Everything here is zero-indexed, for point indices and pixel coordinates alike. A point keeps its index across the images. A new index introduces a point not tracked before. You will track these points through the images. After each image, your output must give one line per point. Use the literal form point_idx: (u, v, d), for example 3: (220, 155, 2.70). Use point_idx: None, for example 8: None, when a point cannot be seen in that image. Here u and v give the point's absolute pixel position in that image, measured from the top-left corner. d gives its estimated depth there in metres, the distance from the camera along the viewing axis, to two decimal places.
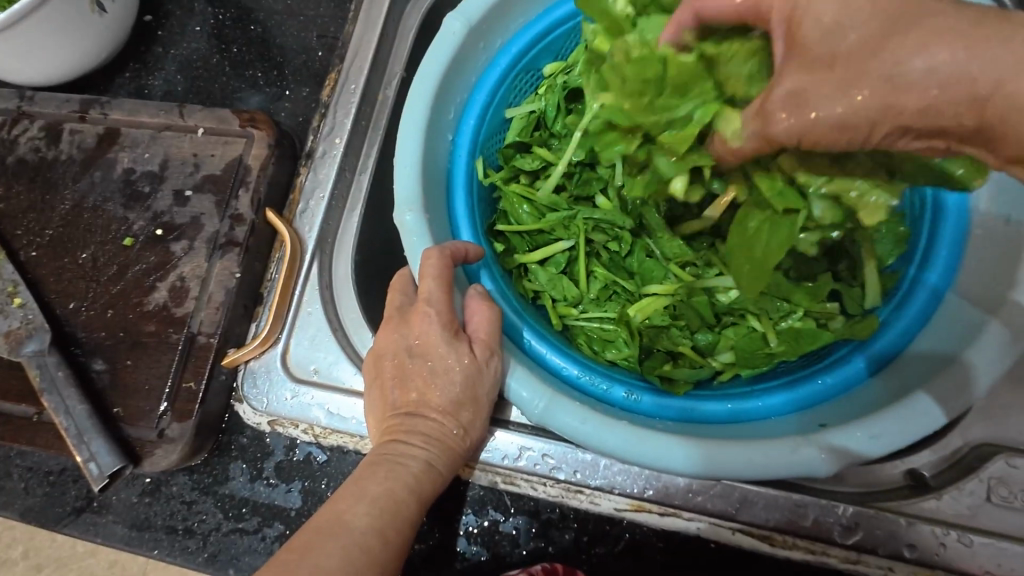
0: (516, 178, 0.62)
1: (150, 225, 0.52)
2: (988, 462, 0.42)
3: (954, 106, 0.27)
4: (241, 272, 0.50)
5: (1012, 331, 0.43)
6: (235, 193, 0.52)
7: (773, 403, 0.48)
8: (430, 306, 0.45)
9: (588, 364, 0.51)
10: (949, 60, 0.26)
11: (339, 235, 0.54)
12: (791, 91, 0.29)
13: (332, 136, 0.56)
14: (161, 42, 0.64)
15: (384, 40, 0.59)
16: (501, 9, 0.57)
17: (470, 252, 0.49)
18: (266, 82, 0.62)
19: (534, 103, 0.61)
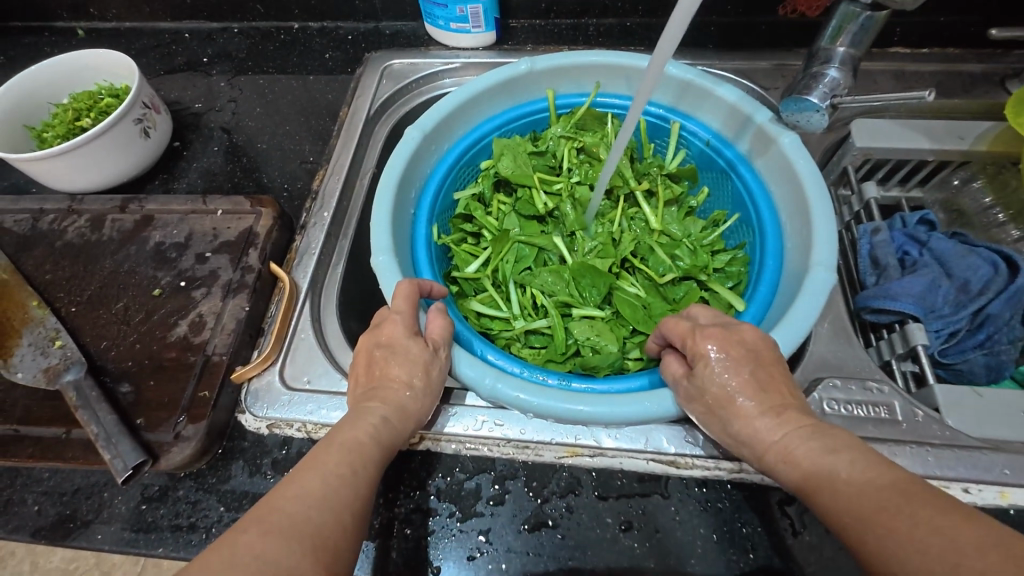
0: (463, 241, 0.82)
1: (175, 279, 0.66)
2: (817, 386, 0.58)
3: (760, 354, 0.51)
4: (250, 306, 0.64)
5: (817, 289, 0.59)
6: (246, 251, 0.68)
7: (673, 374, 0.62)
8: (398, 314, 0.59)
9: (528, 363, 0.65)
10: (750, 347, 0.51)
11: (327, 282, 0.70)
12: (728, 375, 0.49)
13: (321, 211, 0.74)
14: (185, 159, 0.84)
15: (360, 148, 0.82)
16: (446, 124, 0.80)
17: (434, 288, 0.65)
18: (268, 181, 0.81)
19: (475, 187, 0.83)
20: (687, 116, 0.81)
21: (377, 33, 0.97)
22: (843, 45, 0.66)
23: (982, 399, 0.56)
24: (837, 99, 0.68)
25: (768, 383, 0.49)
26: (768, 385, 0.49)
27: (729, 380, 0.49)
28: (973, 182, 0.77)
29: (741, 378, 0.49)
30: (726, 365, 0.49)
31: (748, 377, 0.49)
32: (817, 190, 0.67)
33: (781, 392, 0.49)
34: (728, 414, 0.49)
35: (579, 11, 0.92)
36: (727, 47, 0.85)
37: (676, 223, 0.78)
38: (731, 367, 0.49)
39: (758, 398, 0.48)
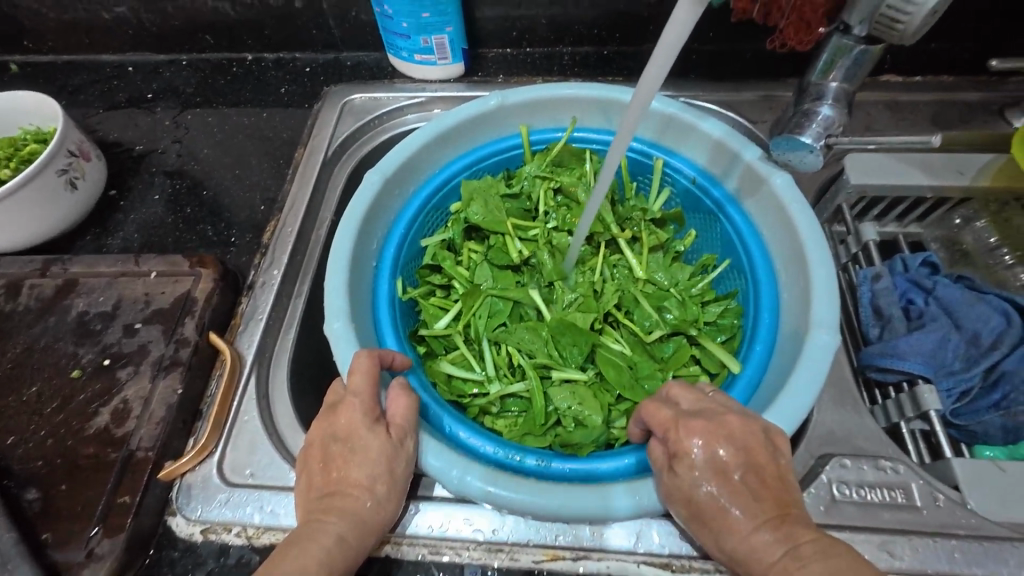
0: (432, 294, 0.75)
1: (98, 357, 0.58)
2: (826, 466, 0.52)
3: (752, 449, 0.45)
4: (183, 387, 0.56)
5: (818, 356, 0.54)
6: (181, 321, 0.60)
7: None
8: (356, 397, 0.52)
9: (503, 440, 0.58)
10: (739, 444, 0.45)
11: (276, 351, 0.62)
12: (716, 478, 0.44)
13: (271, 269, 0.67)
14: (123, 209, 0.76)
15: (316, 193, 0.74)
16: (410, 166, 0.73)
17: (396, 359, 0.57)
18: (214, 233, 0.74)
19: (444, 233, 0.76)
20: (670, 152, 0.75)
21: (337, 65, 0.90)
22: (835, 80, 0.61)
23: (1007, 475, 0.50)
24: (831, 139, 0.62)
25: (762, 489, 0.43)
26: (762, 492, 0.43)
27: (715, 485, 0.44)
28: (976, 221, 0.72)
29: (729, 483, 0.44)
30: (711, 467, 0.44)
31: (739, 482, 0.44)
32: (814, 237, 0.61)
33: (779, 499, 0.43)
34: (720, 527, 0.43)
35: (553, 39, 0.86)
36: (711, 77, 0.80)
37: (663, 270, 0.72)
38: (715, 473, 0.44)
39: (750, 508, 0.42)
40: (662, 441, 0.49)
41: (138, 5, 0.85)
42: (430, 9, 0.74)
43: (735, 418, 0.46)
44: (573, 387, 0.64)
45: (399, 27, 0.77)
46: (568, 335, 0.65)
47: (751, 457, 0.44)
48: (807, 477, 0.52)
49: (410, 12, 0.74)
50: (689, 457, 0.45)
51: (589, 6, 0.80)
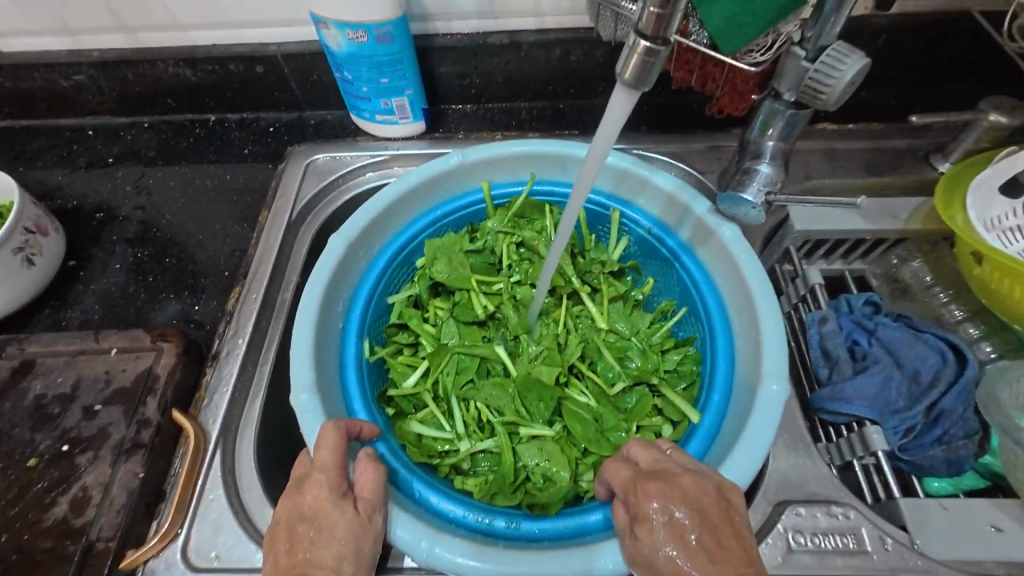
0: (399, 351, 0.75)
1: (56, 442, 0.57)
2: (783, 515, 0.54)
3: (707, 511, 0.46)
4: (145, 471, 0.55)
5: (770, 408, 0.57)
6: (143, 400, 0.60)
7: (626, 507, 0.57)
8: (322, 473, 0.52)
9: (473, 502, 0.59)
10: (693, 505, 0.46)
11: (242, 423, 0.61)
12: (675, 540, 0.45)
13: (235, 337, 0.67)
14: (82, 280, 0.75)
15: (281, 257, 0.75)
16: (374, 227, 0.74)
17: (364, 429, 0.58)
18: (178, 301, 0.74)
19: (410, 290, 0.77)
20: (626, 203, 0.78)
21: (300, 124, 0.92)
22: (772, 139, 0.65)
23: (949, 514, 0.53)
24: (771, 195, 0.66)
25: (717, 550, 0.43)
26: (719, 553, 0.43)
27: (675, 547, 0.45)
28: (912, 260, 0.76)
29: (686, 546, 0.44)
30: (669, 528, 0.46)
31: (695, 544, 0.44)
32: (763, 288, 0.65)
33: (735, 559, 0.43)
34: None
35: (510, 96, 0.89)
36: (661, 129, 0.84)
37: (624, 319, 0.74)
38: (674, 534, 0.45)
39: (707, 571, 0.42)
40: (625, 503, 0.51)
41: (96, 73, 0.85)
42: (389, 75, 0.77)
43: (690, 478, 0.49)
44: (541, 444, 0.65)
45: (359, 91, 0.79)
46: (536, 391, 0.67)
47: (706, 519, 0.45)
48: (765, 528, 0.54)
49: (370, 78, 0.77)
50: (648, 518, 0.47)
51: (542, 65, 0.84)
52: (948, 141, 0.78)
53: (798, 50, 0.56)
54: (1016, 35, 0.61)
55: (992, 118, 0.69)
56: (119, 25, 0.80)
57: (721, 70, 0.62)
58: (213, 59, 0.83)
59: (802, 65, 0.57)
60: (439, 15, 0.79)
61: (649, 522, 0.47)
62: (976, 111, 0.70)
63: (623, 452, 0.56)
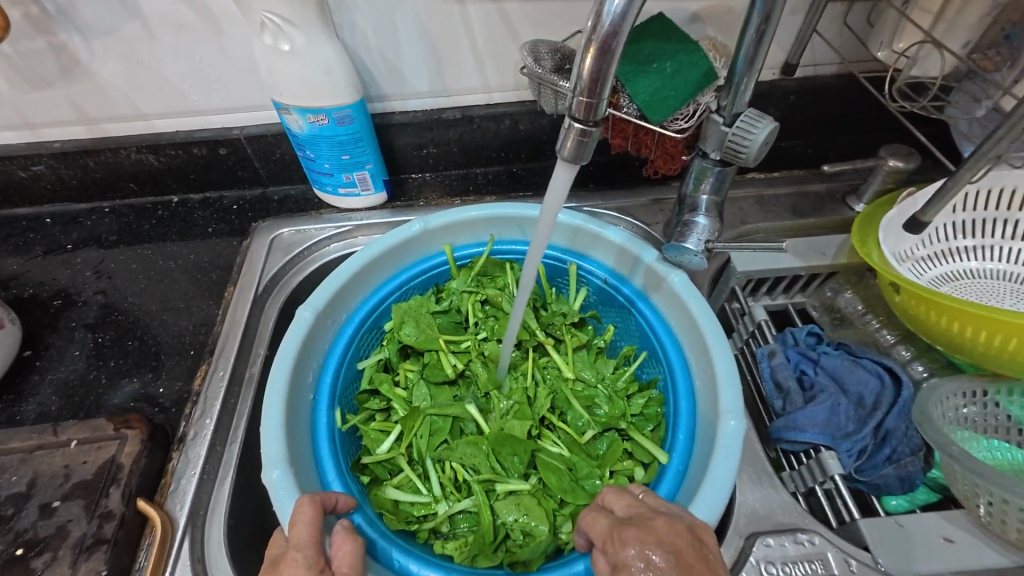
0: (372, 417, 0.75)
1: (10, 546, 0.55)
2: (754, 547, 0.56)
3: (682, 551, 0.47)
4: (108, 568, 0.53)
5: (731, 443, 0.60)
6: (105, 491, 0.58)
7: None
8: (298, 551, 0.51)
9: (454, 567, 0.59)
10: (668, 547, 0.48)
11: (211, 506, 0.60)
12: None
13: (202, 417, 0.66)
14: (39, 369, 0.74)
15: (248, 331, 0.76)
16: (342, 295, 0.76)
17: (339, 501, 0.58)
18: (141, 384, 0.73)
19: (380, 354, 0.78)
20: (581, 257, 0.83)
21: (264, 200, 0.95)
22: (706, 192, 0.72)
23: (904, 529, 0.56)
24: (709, 243, 0.72)
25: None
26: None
27: None
28: (844, 291, 0.83)
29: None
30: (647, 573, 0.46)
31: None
32: (713, 328, 0.69)
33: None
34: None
35: (466, 163, 0.96)
36: (607, 186, 0.91)
37: (589, 367, 0.77)
38: None
39: None
40: (604, 555, 0.52)
41: (56, 163, 0.87)
42: (350, 151, 0.81)
43: (664, 521, 0.50)
44: (519, 498, 0.66)
45: (322, 167, 0.83)
46: (510, 445, 0.68)
47: (681, 561, 0.46)
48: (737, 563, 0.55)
49: (331, 155, 0.81)
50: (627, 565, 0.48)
51: (493, 135, 0.91)
52: (859, 184, 0.87)
53: (716, 117, 0.64)
54: (897, 94, 0.71)
55: (891, 163, 0.78)
56: (81, 117, 0.82)
57: (652, 137, 0.69)
58: (177, 144, 0.86)
59: (721, 129, 0.65)
60: (394, 95, 0.85)
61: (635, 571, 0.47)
62: (877, 158, 0.80)
63: (600, 499, 0.57)
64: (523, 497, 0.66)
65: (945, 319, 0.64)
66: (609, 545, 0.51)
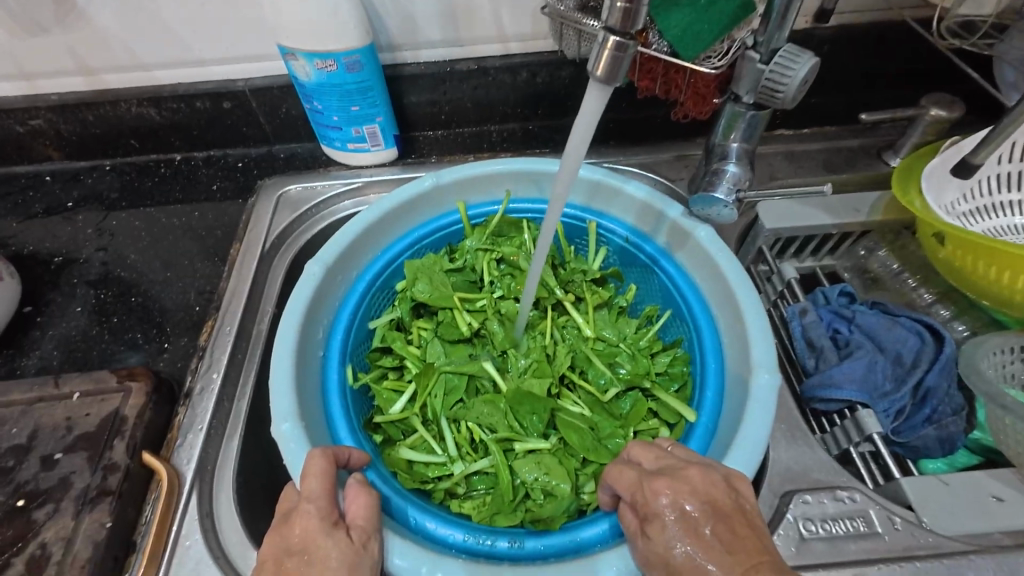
0: (384, 376, 0.73)
1: (11, 498, 0.52)
2: (791, 505, 0.53)
3: (718, 500, 0.45)
4: (113, 520, 0.51)
5: (765, 399, 0.57)
6: (109, 444, 0.55)
7: None
8: (311, 502, 0.48)
9: (472, 525, 0.56)
10: (703, 498, 0.45)
11: (219, 462, 0.57)
12: (689, 528, 0.44)
13: (209, 372, 0.63)
14: (40, 325, 0.71)
15: (255, 287, 0.73)
16: (352, 251, 0.73)
17: (352, 455, 0.55)
18: (145, 340, 0.70)
19: (391, 313, 0.75)
20: (601, 214, 0.79)
21: (270, 158, 0.91)
22: (736, 140, 0.68)
23: (951, 488, 0.53)
24: (741, 193, 0.68)
25: (734, 541, 0.43)
26: (730, 540, 0.43)
27: (694, 540, 0.44)
28: (879, 250, 0.79)
29: (701, 539, 0.44)
30: (683, 524, 0.44)
31: (710, 536, 0.43)
32: (743, 284, 0.66)
33: (750, 548, 0.42)
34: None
35: (480, 120, 0.91)
36: (628, 143, 0.87)
37: (610, 326, 0.74)
38: (687, 530, 0.44)
39: (725, 563, 0.42)
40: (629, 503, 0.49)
41: (55, 117, 0.83)
42: (359, 103, 0.77)
43: (698, 471, 0.47)
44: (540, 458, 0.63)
45: (330, 120, 0.80)
46: (529, 404, 0.65)
47: (717, 512, 0.44)
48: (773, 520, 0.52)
49: (339, 106, 0.78)
50: (660, 515, 0.46)
51: (509, 89, 0.86)
52: (896, 138, 0.82)
53: (752, 54, 0.59)
54: (946, 33, 0.67)
55: (934, 112, 0.74)
56: (80, 68, 0.79)
57: (683, 76, 0.65)
58: (179, 97, 0.82)
59: (758, 67, 0.60)
60: (405, 44, 0.81)
61: (670, 522, 0.45)
62: (918, 107, 0.75)
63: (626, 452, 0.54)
64: (543, 455, 0.63)
65: (993, 269, 0.61)
66: (636, 496, 0.49)
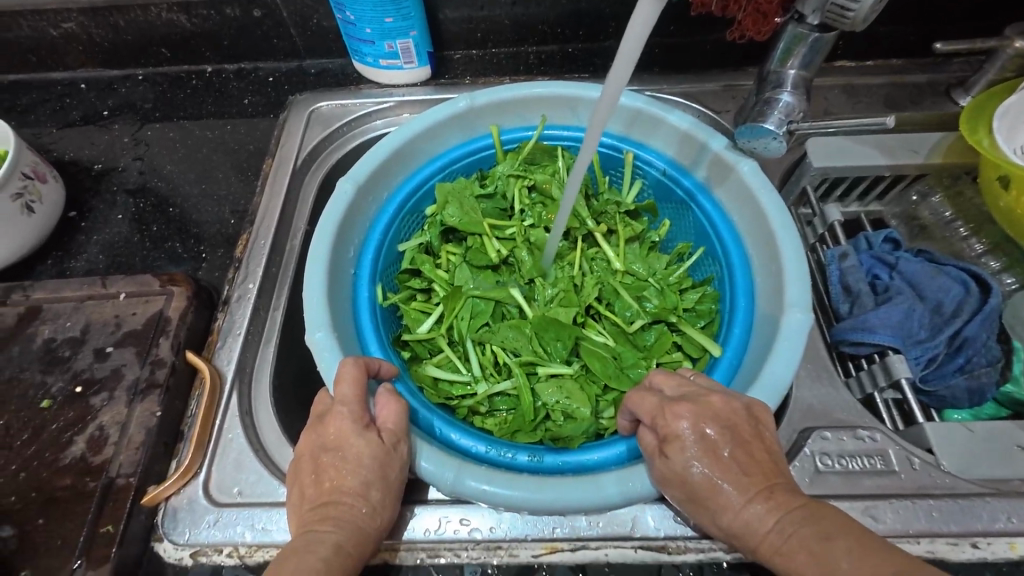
0: (413, 297, 0.73)
1: (69, 384, 0.56)
2: (810, 440, 0.53)
3: (738, 427, 0.46)
4: (162, 410, 0.54)
5: (794, 338, 0.56)
6: (155, 341, 0.58)
7: None
8: (344, 405, 0.51)
9: (494, 439, 0.58)
10: (722, 425, 0.46)
11: (257, 365, 0.61)
12: (710, 451, 0.45)
13: (246, 282, 0.65)
14: (84, 231, 0.73)
15: (288, 203, 0.73)
16: (383, 171, 0.72)
17: (382, 366, 0.57)
18: (183, 250, 0.72)
19: (421, 237, 0.75)
20: (640, 145, 0.76)
21: (300, 73, 0.88)
22: (794, 67, 0.63)
23: (975, 435, 0.52)
24: (793, 124, 0.64)
25: (750, 464, 0.44)
26: (749, 469, 0.44)
27: (714, 461, 0.45)
28: (932, 196, 0.74)
29: (718, 461, 0.45)
30: (701, 446, 0.45)
31: (728, 459, 0.45)
32: (783, 223, 0.63)
33: (766, 471, 0.44)
34: (715, 505, 0.44)
35: (517, 39, 0.86)
36: (673, 70, 0.82)
37: (640, 261, 0.73)
38: (707, 454, 0.45)
39: (741, 483, 0.43)
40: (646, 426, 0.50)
41: (87, 20, 0.81)
42: (393, 13, 0.74)
43: (721, 401, 0.48)
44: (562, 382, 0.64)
45: (362, 33, 0.76)
46: (555, 331, 0.65)
47: (737, 439, 0.45)
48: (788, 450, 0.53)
49: (373, 17, 0.74)
50: (679, 439, 0.46)
51: (550, 4, 0.81)
52: (970, 75, 0.75)
53: None
54: None
55: (1018, 44, 0.67)
56: None
57: None
58: (209, 3, 0.79)
59: None
60: None
61: (691, 445, 0.46)
62: (1000, 38, 0.68)
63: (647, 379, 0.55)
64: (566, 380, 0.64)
65: None
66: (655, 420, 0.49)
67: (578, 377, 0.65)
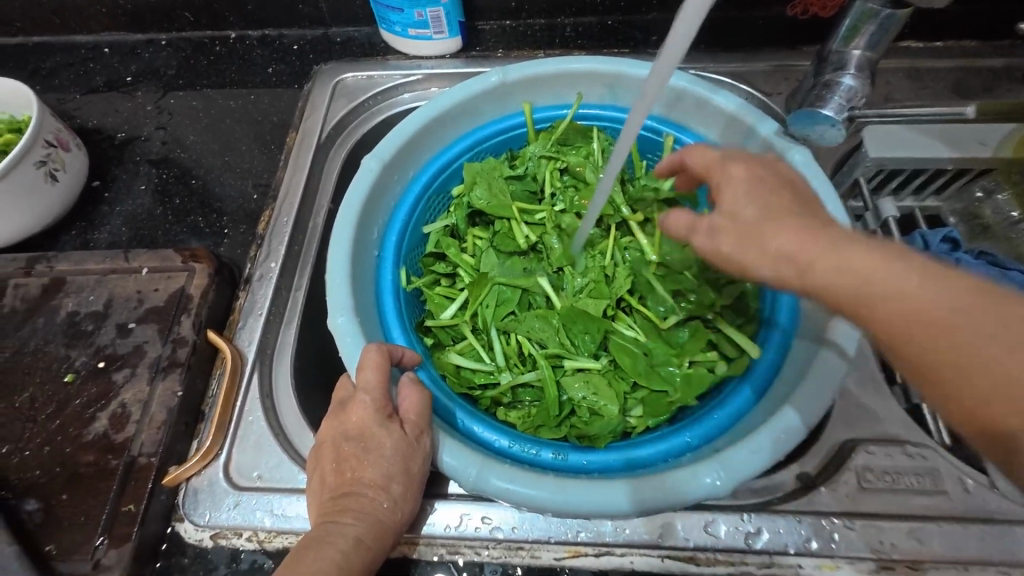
0: (437, 282, 0.71)
1: (92, 359, 0.55)
2: (853, 455, 0.51)
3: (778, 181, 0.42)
4: (184, 390, 0.53)
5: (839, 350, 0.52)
6: (177, 319, 0.57)
7: (693, 434, 0.55)
8: (366, 394, 0.49)
9: (517, 433, 0.57)
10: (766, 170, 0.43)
11: (278, 346, 0.59)
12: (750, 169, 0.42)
13: (268, 261, 0.64)
14: (108, 201, 0.72)
15: (312, 179, 0.71)
16: (410, 148, 0.69)
17: (406, 354, 0.55)
18: (205, 224, 0.70)
19: (447, 219, 0.72)
20: (681, 128, 0.72)
21: (325, 41, 0.85)
22: (857, 48, 0.58)
23: None
24: (854, 111, 0.59)
25: (804, 208, 0.39)
26: (777, 210, 0.39)
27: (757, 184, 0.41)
28: (998, 193, 0.69)
29: (759, 176, 0.42)
30: (748, 181, 0.42)
31: (767, 178, 0.42)
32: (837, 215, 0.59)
33: (807, 205, 0.40)
34: None
35: (552, 10, 0.81)
36: (721, 47, 0.76)
37: (675, 251, 0.68)
38: (747, 168, 0.43)
39: (777, 192, 0.40)
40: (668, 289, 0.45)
41: None
42: None
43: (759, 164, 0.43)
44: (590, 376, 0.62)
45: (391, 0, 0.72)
46: (583, 324, 0.63)
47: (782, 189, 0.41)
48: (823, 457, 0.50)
49: None
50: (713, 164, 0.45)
51: None
52: None
53: None
54: None
55: None
56: None
57: None
58: None
59: None
60: None
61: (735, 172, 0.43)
62: None
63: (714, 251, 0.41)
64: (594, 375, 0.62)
65: None
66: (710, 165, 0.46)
67: (606, 372, 0.63)
